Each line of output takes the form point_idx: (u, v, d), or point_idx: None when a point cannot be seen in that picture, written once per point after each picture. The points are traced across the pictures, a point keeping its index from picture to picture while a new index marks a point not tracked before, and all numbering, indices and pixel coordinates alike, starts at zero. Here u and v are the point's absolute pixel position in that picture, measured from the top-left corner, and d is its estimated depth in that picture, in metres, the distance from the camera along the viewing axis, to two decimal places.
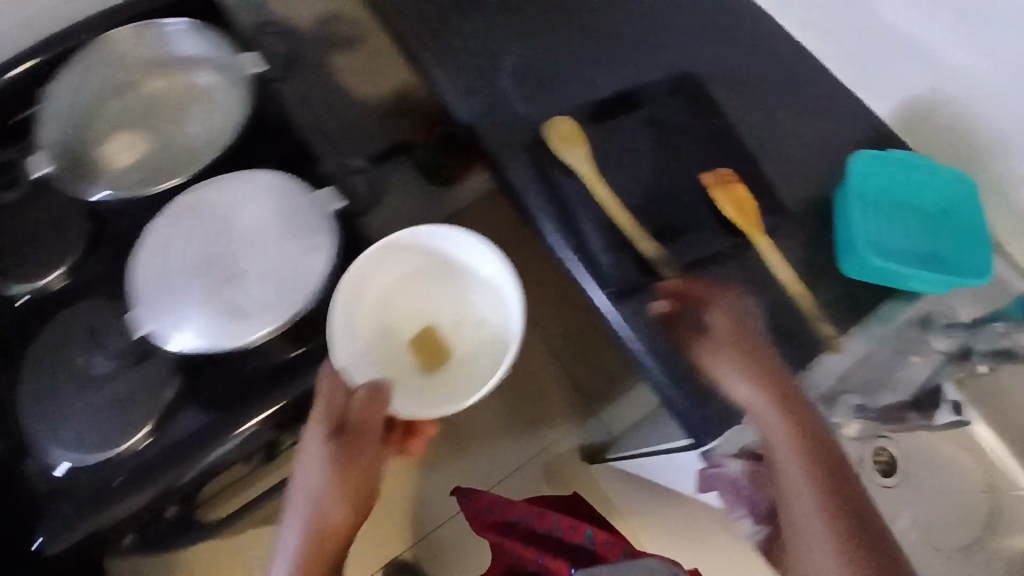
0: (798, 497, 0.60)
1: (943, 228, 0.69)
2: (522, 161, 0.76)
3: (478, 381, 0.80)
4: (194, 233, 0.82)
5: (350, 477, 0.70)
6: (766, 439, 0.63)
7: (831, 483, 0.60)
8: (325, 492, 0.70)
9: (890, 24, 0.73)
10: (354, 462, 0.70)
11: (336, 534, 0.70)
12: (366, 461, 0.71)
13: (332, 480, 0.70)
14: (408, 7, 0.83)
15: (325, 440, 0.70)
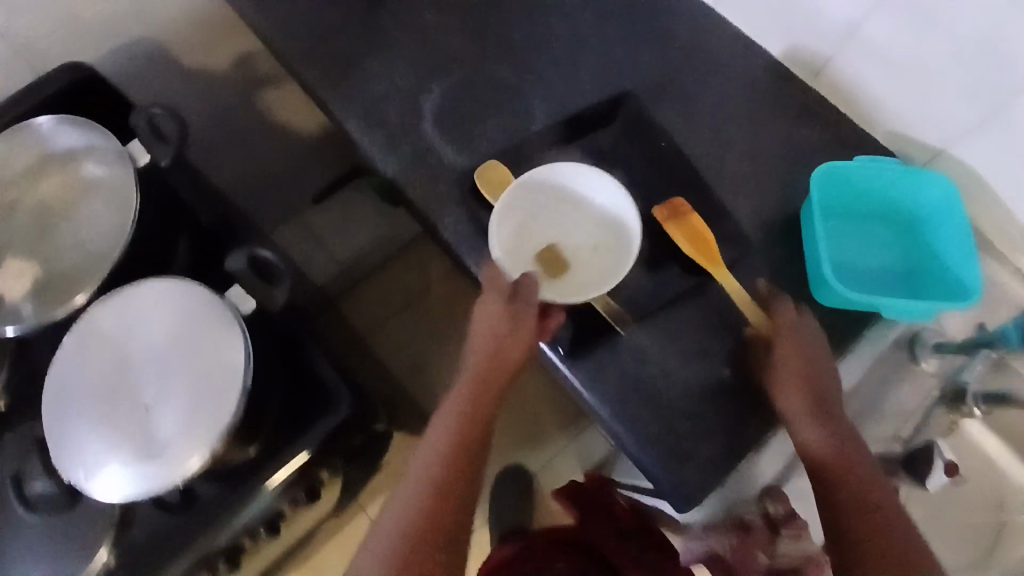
0: (827, 490, 0.56)
1: (910, 246, 0.65)
2: (457, 214, 0.68)
3: (598, 281, 0.65)
4: (70, 375, 0.57)
5: (509, 341, 0.59)
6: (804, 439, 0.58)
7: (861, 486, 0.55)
8: (490, 318, 0.60)
9: (836, 20, 0.67)
10: (516, 335, 0.59)
11: (451, 490, 0.56)
12: (518, 345, 0.59)
13: (493, 315, 0.59)
14: (315, 52, 0.76)
15: (505, 303, 0.60)
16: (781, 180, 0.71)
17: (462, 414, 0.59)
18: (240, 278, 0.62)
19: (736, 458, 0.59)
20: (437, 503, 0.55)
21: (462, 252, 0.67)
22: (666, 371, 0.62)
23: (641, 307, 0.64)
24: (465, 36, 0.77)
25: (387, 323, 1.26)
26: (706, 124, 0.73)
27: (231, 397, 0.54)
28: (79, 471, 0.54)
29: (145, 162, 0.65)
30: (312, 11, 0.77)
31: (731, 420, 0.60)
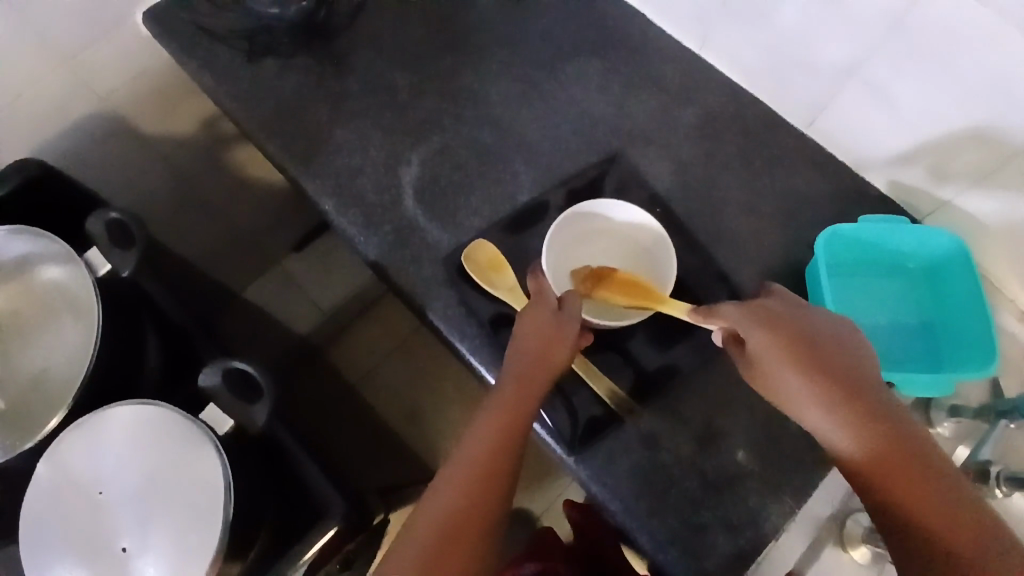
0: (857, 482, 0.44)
1: (923, 300, 0.64)
2: (447, 298, 0.64)
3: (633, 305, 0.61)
4: (37, 519, 0.52)
5: (546, 341, 0.53)
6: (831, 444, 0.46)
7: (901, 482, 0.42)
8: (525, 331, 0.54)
9: (833, 64, 0.63)
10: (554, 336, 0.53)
11: (485, 496, 0.46)
12: (558, 344, 0.53)
13: (527, 328, 0.54)
14: (281, 125, 0.71)
15: (549, 305, 0.55)
16: (782, 236, 0.68)
17: (500, 416, 0.49)
18: (214, 395, 0.55)
19: (757, 547, 0.56)
20: (472, 512, 0.45)
21: (454, 337, 0.63)
22: (679, 458, 0.58)
23: (648, 391, 0.60)
24: (440, 97, 0.73)
25: (374, 373, 1.21)
26: (699, 180, 0.70)
27: (218, 517, 0.51)
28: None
29: (106, 272, 0.59)
30: (276, 79, 0.73)
31: (748, 506, 0.57)
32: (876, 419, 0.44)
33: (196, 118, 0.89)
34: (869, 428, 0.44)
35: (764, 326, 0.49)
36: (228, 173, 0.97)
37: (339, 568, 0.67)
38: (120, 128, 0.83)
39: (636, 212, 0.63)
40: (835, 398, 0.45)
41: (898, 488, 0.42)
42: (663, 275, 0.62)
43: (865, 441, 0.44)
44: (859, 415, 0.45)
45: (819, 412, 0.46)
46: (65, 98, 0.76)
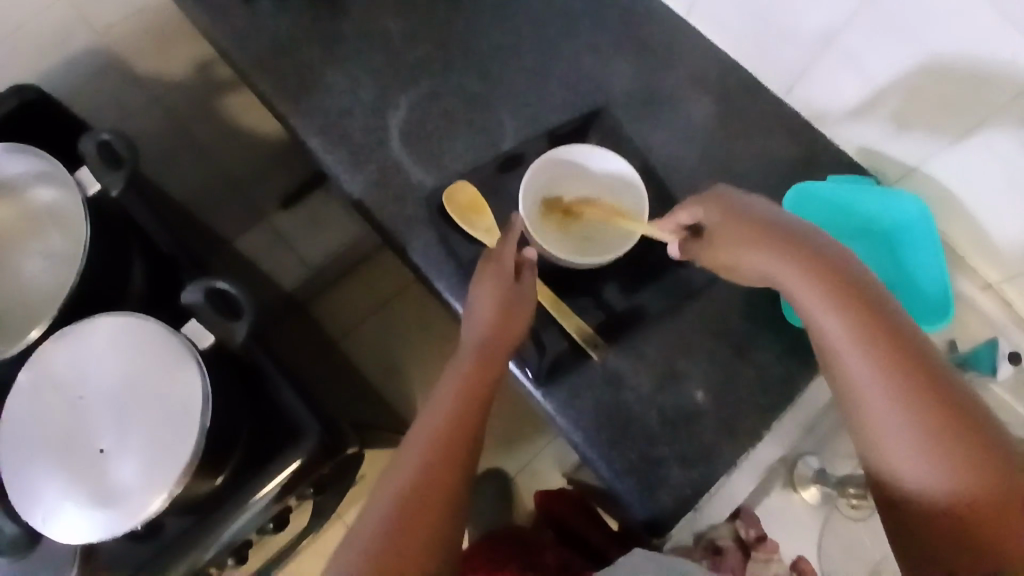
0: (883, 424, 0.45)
1: (884, 259, 0.66)
2: (427, 236, 0.66)
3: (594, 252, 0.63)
4: (21, 420, 0.55)
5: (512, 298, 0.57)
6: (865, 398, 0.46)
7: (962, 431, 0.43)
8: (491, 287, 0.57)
9: (811, 31, 0.65)
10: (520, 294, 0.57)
11: (441, 465, 0.48)
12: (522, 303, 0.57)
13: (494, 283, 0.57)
14: (274, 65, 0.72)
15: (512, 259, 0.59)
16: (754, 196, 0.70)
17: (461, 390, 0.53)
18: (196, 311, 0.57)
19: (710, 481, 0.59)
20: (427, 481, 0.47)
21: (432, 274, 0.65)
22: (640, 396, 0.61)
23: (613, 331, 0.63)
24: (430, 45, 0.74)
25: (359, 330, 1.24)
26: (678, 140, 0.72)
27: (193, 431, 0.54)
28: (38, 517, 0.52)
29: (95, 192, 0.61)
30: (270, 20, 0.74)
31: (704, 443, 0.60)
32: (956, 430, 0.44)
33: (191, 62, 0.90)
34: (970, 446, 0.43)
35: (828, 299, 0.48)
36: (222, 121, 0.99)
37: (312, 492, 0.70)
38: (114, 65, 0.84)
39: (620, 162, 0.65)
40: (931, 409, 0.44)
41: (971, 509, 0.42)
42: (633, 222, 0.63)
43: (948, 461, 0.43)
44: (956, 426, 0.44)
45: (903, 424, 0.44)
46: (64, 31, 0.77)
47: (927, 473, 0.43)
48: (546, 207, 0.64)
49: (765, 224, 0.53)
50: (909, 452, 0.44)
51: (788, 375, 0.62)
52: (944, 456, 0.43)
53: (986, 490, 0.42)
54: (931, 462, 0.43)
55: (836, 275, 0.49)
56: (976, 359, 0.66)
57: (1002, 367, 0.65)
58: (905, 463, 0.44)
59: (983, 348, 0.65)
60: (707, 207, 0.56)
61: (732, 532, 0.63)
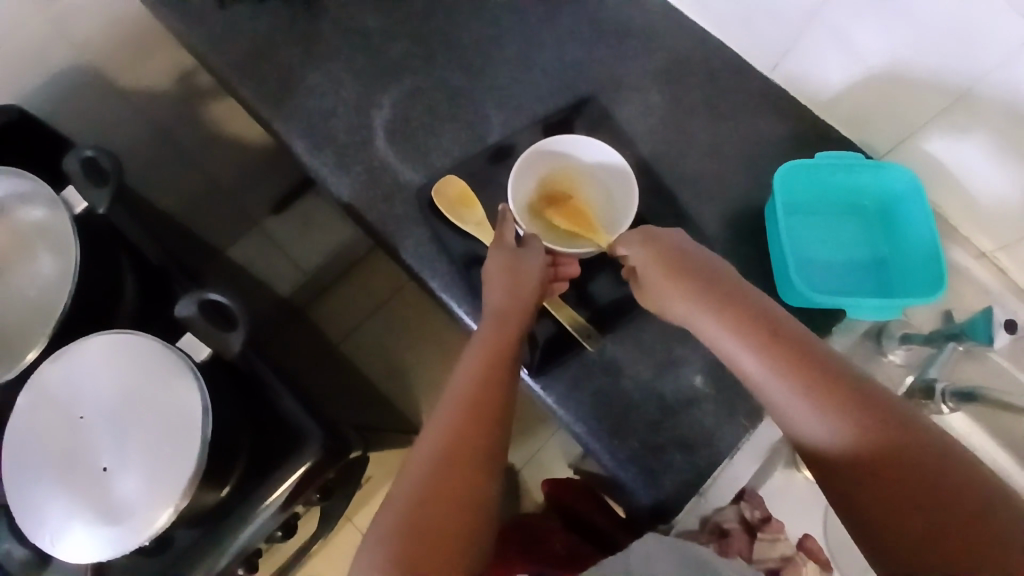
0: (785, 412, 0.43)
1: (877, 235, 0.67)
2: (418, 235, 0.66)
3: (571, 244, 0.63)
4: (22, 444, 0.55)
5: (514, 286, 0.56)
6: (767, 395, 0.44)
7: (845, 395, 0.41)
8: (492, 276, 0.57)
9: (796, 7, 0.64)
10: (518, 280, 0.56)
11: (473, 427, 0.47)
12: (524, 291, 0.56)
13: (496, 270, 0.57)
14: (254, 68, 0.72)
15: (520, 244, 0.59)
16: (743, 176, 0.70)
17: (489, 353, 0.52)
18: (189, 323, 0.57)
19: (712, 465, 0.59)
20: (462, 445, 0.46)
21: (426, 273, 0.65)
22: (639, 383, 0.62)
23: (609, 321, 0.63)
24: (411, 42, 0.74)
25: (358, 329, 1.24)
26: (665, 123, 0.72)
27: (192, 447, 0.54)
28: (46, 539, 0.53)
29: (82, 209, 0.61)
30: (247, 23, 0.73)
31: (704, 427, 0.60)
32: (838, 385, 0.42)
33: (172, 70, 0.89)
34: (854, 408, 0.41)
35: (723, 316, 0.47)
36: (207, 128, 0.98)
37: (319, 497, 0.70)
38: (96, 79, 0.83)
39: (577, 142, 0.64)
40: (826, 384, 0.42)
41: (889, 476, 0.39)
42: (624, 186, 0.64)
43: (855, 431, 0.40)
44: (854, 399, 0.41)
45: (804, 408, 0.42)
46: (45, 46, 0.76)
47: (842, 450, 0.41)
48: (541, 224, 0.63)
49: (680, 258, 0.53)
50: (819, 443, 0.42)
51: None
52: (849, 426, 0.41)
53: (891, 454, 0.39)
54: (825, 423, 0.41)
55: (709, 279, 0.50)
56: (972, 330, 0.64)
57: (998, 336, 0.62)
58: (808, 431, 0.42)
59: (978, 318, 0.63)
60: (633, 245, 0.56)
61: (736, 514, 0.58)
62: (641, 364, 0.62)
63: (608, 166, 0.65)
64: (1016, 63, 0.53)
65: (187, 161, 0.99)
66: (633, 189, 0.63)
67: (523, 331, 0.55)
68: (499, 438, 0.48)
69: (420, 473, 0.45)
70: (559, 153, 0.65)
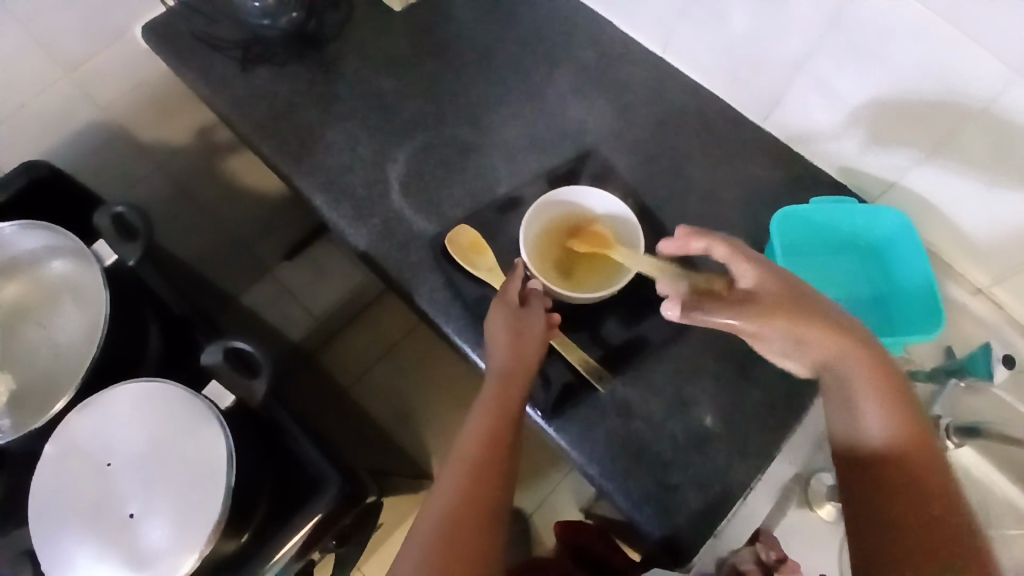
0: (861, 400, 0.50)
1: (873, 274, 0.69)
2: (434, 283, 0.68)
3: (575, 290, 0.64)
4: (47, 496, 0.56)
5: (521, 337, 0.57)
6: (841, 382, 0.51)
7: (905, 411, 0.49)
8: (493, 330, 0.58)
9: (786, 62, 0.68)
10: (522, 331, 0.58)
11: (482, 487, 0.48)
12: (530, 341, 0.57)
13: (499, 322, 0.58)
14: (275, 127, 0.76)
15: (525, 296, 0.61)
16: (743, 222, 0.73)
17: (494, 412, 0.53)
18: (215, 370, 0.59)
19: (726, 503, 0.61)
20: (471, 506, 0.47)
21: (441, 318, 0.67)
22: (651, 424, 0.63)
23: (619, 362, 0.65)
24: (423, 100, 0.78)
25: (368, 374, 1.24)
26: (667, 171, 0.75)
27: (216, 495, 0.55)
28: None
29: (112, 262, 0.63)
30: (268, 85, 0.77)
31: (717, 466, 0.62)
32: (901, 405, 0.50)
33: (193, 127, 0.93)
34: (911, 423, 0.49)
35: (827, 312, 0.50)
36: (223, 181, 1.01)
37: (334, 544, 0.71)
38: (119, 135, 0.87)
39: (531, 211, 0.65)
40: (897, 395, 0.50)
41: (913, 462, 0.48)
42: (589, 194, 0.67)
43: (905, 434, 0.49)
44: (910, 416, 0.49)
45: (875, 407, 0.49)
46: (70, 106, 0.80)
47: (887, 433, 0.49)
48: (579, 290, 0.64)
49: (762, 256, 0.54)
50: (871, 434, 0.49)
51: (792, 393, 0.64)
52: (905, 432, 0.49)
53: (938, 469, 0.48)
54: (886, 422, 0.49)
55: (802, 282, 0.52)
56: (971, 364, 0.66)
57: (997, 370, 0.65)
58: (868, 421, 0.50)
59: (977, 353, 0.66)
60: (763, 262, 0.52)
61: (751, 555, 0.58)
62: (653, 404, 0.64)
63: (614, 219, 0.67)
64: (1000, 110, 0.57)
65: (203, 213, 1.03)
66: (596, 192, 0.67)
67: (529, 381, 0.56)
68: (512, 482, 0.50)
69: (430, 532, 0.46)
70: (567, 205, 0.68)
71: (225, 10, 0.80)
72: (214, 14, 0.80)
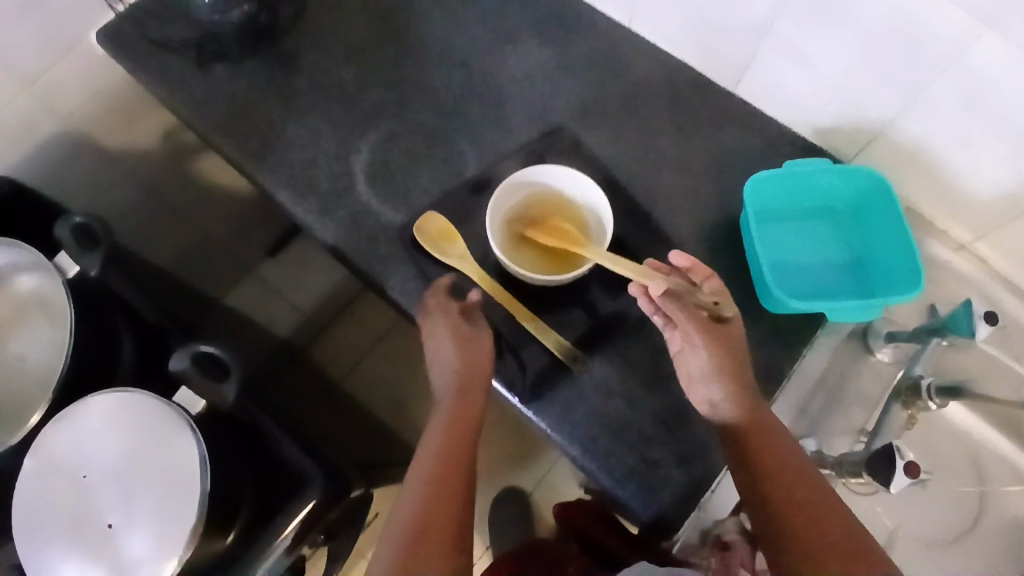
0: (696, 364, 0.56)
1: (853, 236, 0.68)
2: (404, 273, 0.67)
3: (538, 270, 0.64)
4: (30, 509, 0.56)
5: (468, 352, 0.58)
6: (701, 371, 0.55)
7: (733, 365, 0.55)
8: (444, 349, 0.59)
9: (752, 24, 0.66)
10: (467, 347, 0.58)
11: (441, 487, 0.49)
12: (476, 354, 0.58)
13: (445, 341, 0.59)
14: (234, 126, 0.74)
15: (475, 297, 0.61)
16: (716, 190, 0.71)
17: (450, 419, 0.54)
18: (185, 378, 0.58)
19: (711, 477, 0.60)
20: (435, 504, 0.48)
21: (414, 309, 0.66)
22: (631, 403, 0.62)
23: (595, 342, 0.64)
24: (384, 88, 0.76)
25: (359, 367, 1.23)
26: (637, 143, 0.73)
27: (193, 499, 0.55)
28: None
29: (75, 274, 0.63)
30: (225, 83, 0.76)
31: (699, 440, 0.61)
32: (734, 363, 0.55)
33: (157, 131, 0.91)
34: (739, 376, 0.54)
35: (718, 343, 0.55)
36: (195, 184, 1.00)
37: (324, 539, 0.70)
38: (82, 145, 0.86)
39: (499, 192, 0.64)
40: (729, 359, 0.55)
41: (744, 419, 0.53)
42: (512, 182, 0.65)
43: (728, 390, 0.54)
44: (736, 372, 0.54)
45: (707, 373, 0.55)
46: (29, 119, 0.79)
47: (722, 393, 0.54)
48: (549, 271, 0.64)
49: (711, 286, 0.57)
50: (711, 396, 0.55)
51: (772, 363, 0.63)
52: (729, 386, 0.54)
53: (755, 416, 0.53)
54: (714, 383, 0.54)
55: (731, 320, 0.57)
56: (954, 322, 0.66)
57: (979, 328, 0.63)
58: (705, 385, 0.55)
59: (959, 311, 0.65)
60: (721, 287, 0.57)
61: (735, 524, 0.61)
62: (631, 381, 0.63)
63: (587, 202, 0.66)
64: (970, 56, 0.55)
65: (177, 216, 1.01)
66: (515, 174, 0.65)
67: (478, 395, 0.57)
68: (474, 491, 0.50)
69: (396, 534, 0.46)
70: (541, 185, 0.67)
71: (177, 9, 0.78)
72: (166, 14, 0.78)
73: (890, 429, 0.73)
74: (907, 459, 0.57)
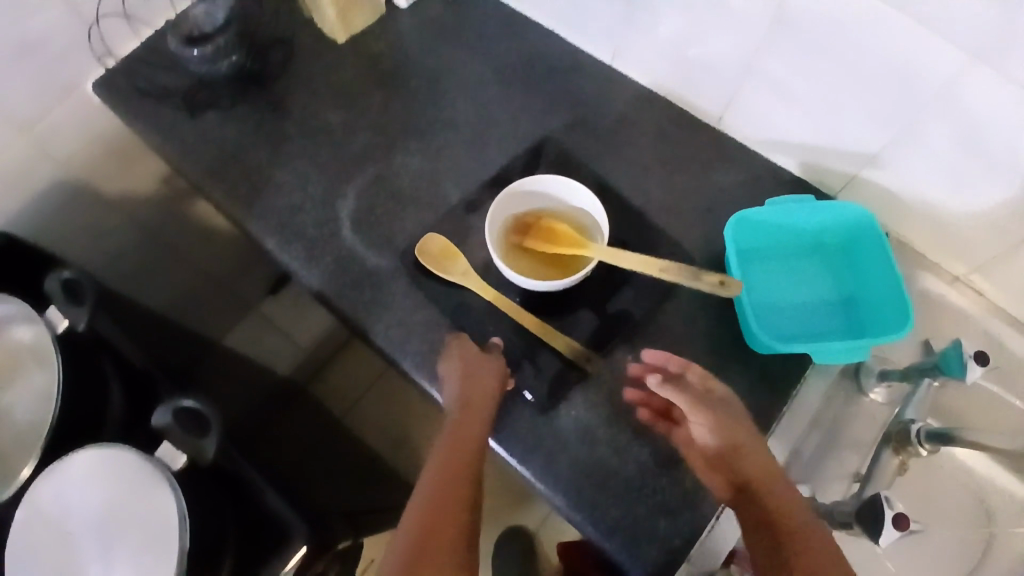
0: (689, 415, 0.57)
1: (844, 272, 0.66)
2: (389, 319, 0.67)
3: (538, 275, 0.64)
4: (17, 565, 0.57)
5: (474, 397, 0.57)
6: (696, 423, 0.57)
7: (722, 411, 0.57)
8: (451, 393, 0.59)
9: (735, 61, 0.66)
10: (472, 393, 0.58)
11: (435, 541, 0.47)
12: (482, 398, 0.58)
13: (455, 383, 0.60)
14: (223, 173, 0.75)
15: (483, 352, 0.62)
16: (703, 228, 0.71)
17: (444, 459, 0.53)
18: (167, 432, 0.59)
19: (699, 527, 0.59)
20: (426, 558, 0.46)
21: (398, 355, 0.66)
22: (617, 450, 0.61)
23: (580, 388, 0.64)
24: (371, 133, 0.77)
25: None
26: (623, 182, 0.73)
27: (171, 558, 0.55)
28: None
29: (64, 328, 0.64)
30: (216, 131, 0.77)
31: (687, 489, 0.60)
32: (722, 408, 0.57)
33: (155, 177, 0.93)
34: (729, 420, 0.56)
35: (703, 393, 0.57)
36: (194, 227, 1.01)
37: None
38: (81, 194, 0.87)
39: (498, 199, 0.65)
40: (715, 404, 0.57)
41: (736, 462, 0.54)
42: (501, 196, 0.65)
43: (719, 436, 0.56)
44: (726, 417, 0.56)
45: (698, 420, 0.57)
46: (27, 170, 0.81)
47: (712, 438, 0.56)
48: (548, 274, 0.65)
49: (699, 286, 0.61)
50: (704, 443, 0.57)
51: (761, 406, 0.62)
52: (718, 432, 0.56)
53: (748, 457, 0.54)
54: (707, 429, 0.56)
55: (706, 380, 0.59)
56: (946, 364, 0.65)
57: (970, 370, 0.62)
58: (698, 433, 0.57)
59: (950, 353, 0.64)
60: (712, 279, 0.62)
61: None
62: (618, 428, 0.62)
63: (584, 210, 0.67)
64: (951, 92, 0.54)
65: (177, 258, 1.03)
66: (514, 183, 0.66)
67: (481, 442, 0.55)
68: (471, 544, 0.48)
69: None
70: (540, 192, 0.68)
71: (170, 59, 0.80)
72: (159, 65, 0.80)
73: (881, 477, 0.71)
74: (896, 511, 0.56)
